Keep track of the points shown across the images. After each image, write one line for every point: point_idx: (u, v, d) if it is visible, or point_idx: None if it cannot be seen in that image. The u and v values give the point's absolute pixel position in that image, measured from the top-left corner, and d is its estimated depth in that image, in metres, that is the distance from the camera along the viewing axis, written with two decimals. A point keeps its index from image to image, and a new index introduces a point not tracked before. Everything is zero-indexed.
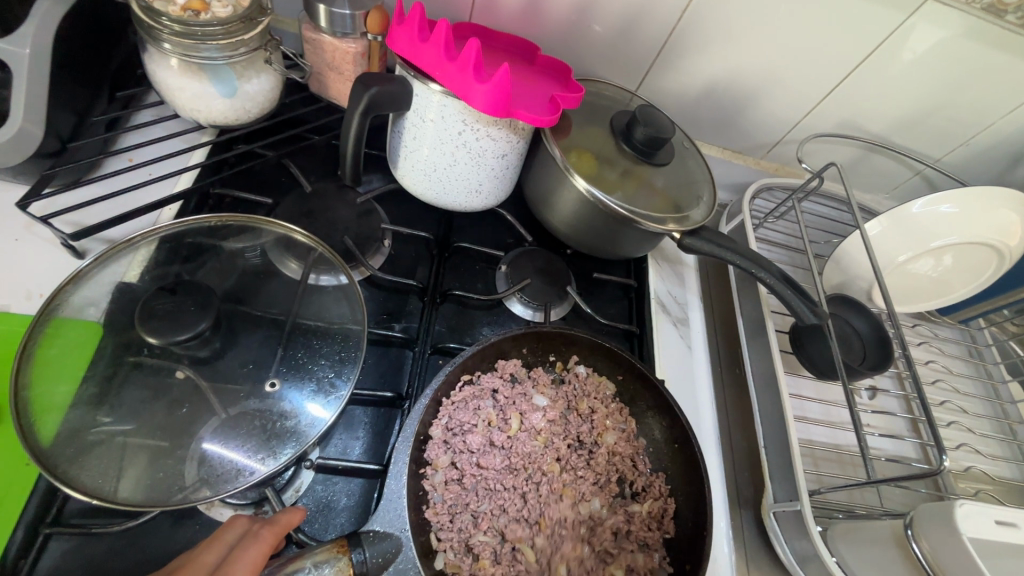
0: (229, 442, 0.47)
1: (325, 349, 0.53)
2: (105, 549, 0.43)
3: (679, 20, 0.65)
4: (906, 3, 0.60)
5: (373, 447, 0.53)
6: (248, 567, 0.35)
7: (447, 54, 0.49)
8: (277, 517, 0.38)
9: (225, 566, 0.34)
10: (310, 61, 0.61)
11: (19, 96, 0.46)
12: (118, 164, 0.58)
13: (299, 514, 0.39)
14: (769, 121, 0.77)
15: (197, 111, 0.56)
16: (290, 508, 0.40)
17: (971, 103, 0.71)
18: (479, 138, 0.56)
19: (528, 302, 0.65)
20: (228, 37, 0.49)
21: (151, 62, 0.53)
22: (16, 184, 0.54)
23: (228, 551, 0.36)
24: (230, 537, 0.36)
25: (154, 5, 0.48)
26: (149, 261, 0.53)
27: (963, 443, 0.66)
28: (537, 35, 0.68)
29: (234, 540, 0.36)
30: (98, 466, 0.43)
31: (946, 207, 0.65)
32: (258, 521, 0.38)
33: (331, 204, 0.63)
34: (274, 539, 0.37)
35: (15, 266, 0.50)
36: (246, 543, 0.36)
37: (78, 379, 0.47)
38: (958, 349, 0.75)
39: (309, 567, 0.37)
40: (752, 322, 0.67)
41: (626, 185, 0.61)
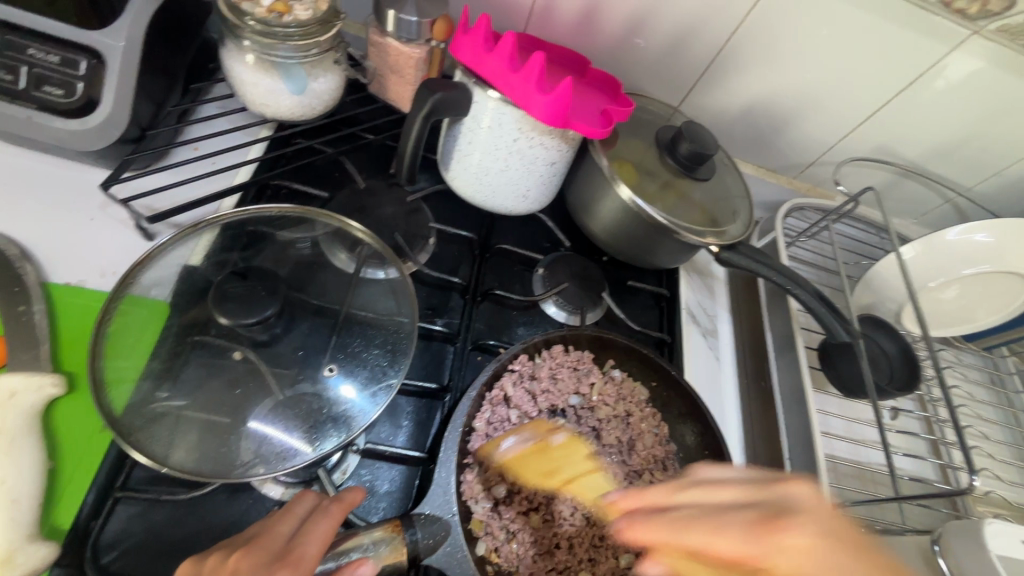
0: (286, 422, 0.49)
1: (376, 339, 0.56)
2: (167, 516, 0.46)
3: (727, 41, 0.67)
4: (952, 36, 0.62)
5: (416, 436, 0.56)
6: (320, 539, 0.37)
7: (511, 65, 0.52)
8: (342, 495, 0.40)
9: (299, 539, 0.37)
10: (372, 63, 0.64)
11: (110, 85, 0.49)
12: (185, 153, 0.61)
13: (361, 493, 0.41)
14: (805, 143, 0.79)
15: (265, 106, 0.59)
16: (353, 487, 0.42)
17: (1007, 136, 0.72)
18: (532, 146, 0.58)
19: (563, 305, 0.67)
20: (305, 39, 0.51)
21: (228, 58, 0.55)
22: (93, 166, 0.57)
23: (300, 525, 0.38)
24: (301, 510, 0.39)
25: (241, 5, 0.51)
26: (213, 247, 0.55)
27: (983, 467, 0.67)
28: (586, 48, 0.70)
29: (304, 513, 0.39)
30: (164, 438, 0.46)
31: (980, 236, 0.66)
32: (324, 498, 0.40)
33: (381, 201, 0.66)
34: (340, 515, 0.39)
35: (90, 244, 0.53)
36: (317, 517, 0.38)
37: (146, 354, 0.49)
38: (980, 376, 0.77)
39: (368, 544, 0.40)
40: (781, 339, 0.69)
41: (666, 197, 0.64)
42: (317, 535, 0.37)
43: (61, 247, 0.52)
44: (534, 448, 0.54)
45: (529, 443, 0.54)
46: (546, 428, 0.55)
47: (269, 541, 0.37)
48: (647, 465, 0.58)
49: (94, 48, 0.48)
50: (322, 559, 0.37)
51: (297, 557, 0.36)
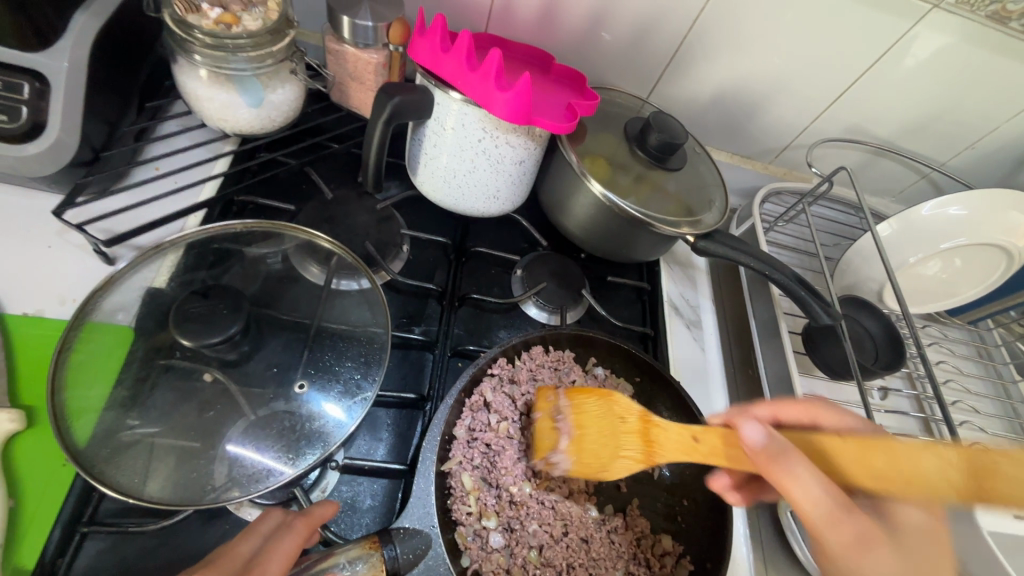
0: (258, 443, 0.48)
1: (349, 352, 0.54)
2: (138, 547, 0.44)
3: (690, 28, 0.66)
4: (913, 12, 0.62)
5: (396, 448, 0.54)
6: (284, 557, 0.36)
7: (469, 64, 0.51)
8: (312, 510, 0.40)
9: (261, 557, 0.36)
10: (332, 71, 0.63)
11: (57, 108, 0.48)
12: (146, 173, 0.59)
13: (332, 508, 0.41)
14: (777, 127, 0.78)
15: (224, 120, 0.57)
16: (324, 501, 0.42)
17: (976, 108, 0.72)
18: (498, 145, 0.58)
19: (543, 305, 0.66)
20: (256, 49, 0.51)
21: (181, 73, 0.54)
22: (49, 192, 0.55)
23: (264, 542, 0.37)
24: (264, 528, 0.38)
25: (187, 18, 0.49)
26: (177, 267, 0.54)
27: (976, 442, 0.67)
28: (550, 44, 0.69)
29: (269, 530, 0.38)
30: (133, 467, 0.44)
31: (954, 210, 0.66)
32: (291, 514, 0.39)
33: (351, 210, 0.65)
34: (306, 532, 0.38)
35: (48, 272, 0.52)
36: (282, 534, 0.37)
37: (110, 382, 0.48)
38: (967, 349, 0.76)
39: (343, 563, 0.38)
40: (765, 325, 0.68)
41: (639, 190, 0.63)
42: (282, 552, 0.36)
43: (18, 277, 0.51)
44: (551, 442, 0.50)
45: (567, 439, 0.49)
46: (551, 403, 0.52)
47: (226, 562, 0.35)
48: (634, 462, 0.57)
49: (36, 70, 0.47)
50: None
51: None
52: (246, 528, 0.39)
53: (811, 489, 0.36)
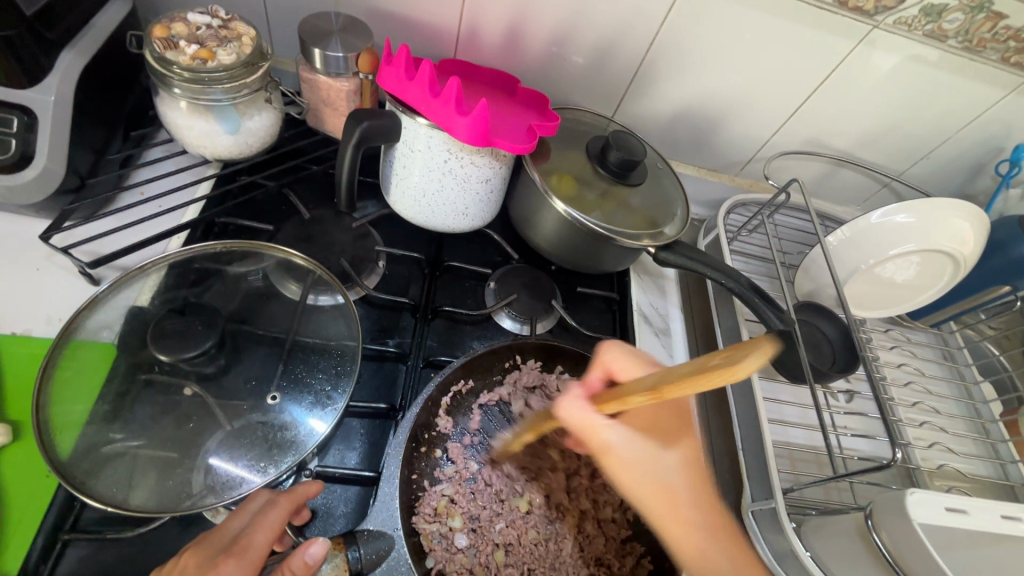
0: (233, 453, 0.50)
1: (322, 364, 0.57)
2: (118, 554, 0.46)
3: (647, 51, 0.70)
4: (855, 32, 0.65)
5: (369, 456, 0.56)
6: (267, 531, 0.40)
7: (431, 91, 0.54)
8: (294, 488, 0.43)
9: (247, 530, 0.40)
10: (307, 99, 0.66)
11: (44, 139, 0.51)
12: (131, 198, 0.63)
13: (315, 486, 0.43)
14: (739, 141, 0.82)
15: (204, 147, 0.61)
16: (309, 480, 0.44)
17: (927, 120, 0.75)
18: (463, 166, 0.61)
19: (515, 316, 0.68)
20: (232, 81, 0.54)
21: (162, 105, 0.58)
22: (38, 218, 0.58)
23: (250, 518, 0.41)
24: (253, 505, 0.42)
25: (166, 54, 0.52)
26: (159, 286, 0.57)
27: (937, 442, 0.69)
28: (517, 67, 0.73)
29: (257, 506, 0.42)
30: (113, 477, 0.47)
31: (900, 217, 0.69)
32: (276, 491, 0.43)
33: (328, 229, 0.68)
34: (290, 505, 0.42)
35: (36, 294, 0.55)
36: (266, 509, 0.41)
37: (93, 397, 0.50)
38: (931, 352, 0.79)
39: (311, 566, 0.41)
40: (729, 332, 0.70)
41: (603, 204, 0.66)
42: (263, 529, 0.40)
43: (7, 299, 0.54)
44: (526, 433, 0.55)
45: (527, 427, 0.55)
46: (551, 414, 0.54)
47: (218, 536, 0.40)
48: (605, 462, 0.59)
49: (25, 105, 0.50)
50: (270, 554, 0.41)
51: (243, 547, 0.39)
52: (244, 503, 0.43)
53: (646, 380, 0.37)
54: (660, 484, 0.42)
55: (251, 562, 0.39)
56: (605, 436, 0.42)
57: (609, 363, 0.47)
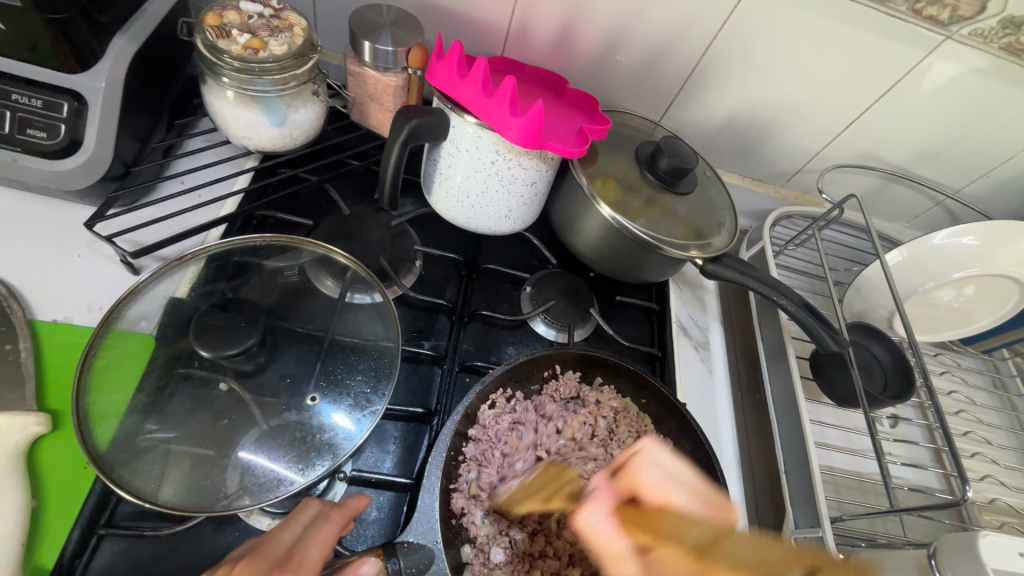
0: (269, 452, 0.49)
1: (361, 365, 0.56)
2: (153, 551, 0.45)
3: (703, 54, 0.68)
4: (925, 42, 0.62)
5: (403, 461, 0.55)
6: (321, 544, 0.39)
7: (485, 90, 0.53)
8: (345, 502, 0.43)
9: (300, 545, 0.39)
10: (352, 93, 0.65)
11: (93, 126, 0.51)
12: (172, 187, 0.62)
13: (365, 500, 0.43)
14: (789, 151, 0.79)
15: (248, 138, 0.60)
16: (356, 493, 0.45)
17: (990, 138, 0.72)
18: (511, 167, 0.59)
19: (552, 323, 0.66)
20: (281, 72, 0.53)
21: (209, 93, 0.57)
22: (81, 204, 0.58)
23: (302, 531, 0.40)
24: (304, 517, 0.41)
25: (217, 43, 0.51)
26: (198, 278, 0.56)
27: (988, 474, 0.66)
28: (565, 67, 0.71)
29: (307, 519, 0.41)
30: (150, 472, 0.46)
31: (967, 239, 0.66)
32: (327, 505, 0.42)
33: (367, 226, 0.66)
34: (342, 520, 0.41)
35: (77, 280, 0.54)
36: (318, 524, 0.40)
37: (131, 387, 0.50)
38: (981, 379, 0.75)
39: None
40: (773, 349, 0.68)
41: (649, 212, 0.64)
42: (318, 542, 0.39)
43: (48, 285, 0.53)
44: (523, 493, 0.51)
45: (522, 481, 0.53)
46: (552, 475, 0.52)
47: (272, 546, 0.39)
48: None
49: (75, 90, 0.50)
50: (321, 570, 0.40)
51: (297, 563, 0.38)
52: (290, 514, 0.42)
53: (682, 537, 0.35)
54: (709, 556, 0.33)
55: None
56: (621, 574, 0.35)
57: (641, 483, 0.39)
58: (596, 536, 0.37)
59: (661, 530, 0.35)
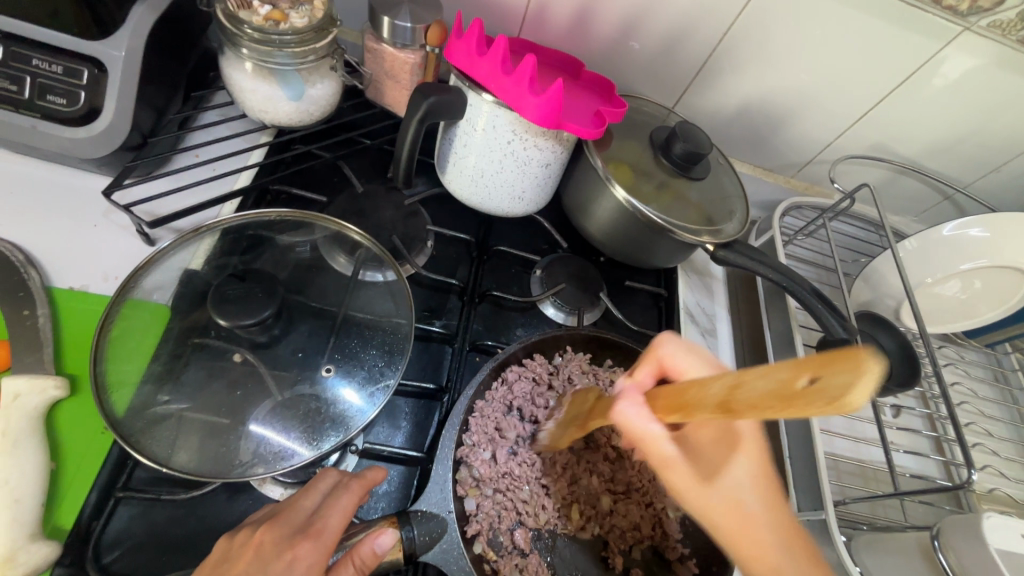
0: (282, 423, 0.50)
1: (375, 340, 0.56)
2: (167, 516, 0.46)
3: (720, 41, 0.67)
4: (944, 32, 0.62)
5: (414, 436, 0.56)
6: (341, 512, 0.40)
7: (504, 68, 0.53)
8: (364, 473, 0.43)
9: (321, 512, 0.40)
10: (369, 69, 0.65)
11: (112, 95, 0.51)
12: (187, 160, 0.62)
13: (382, 472, 0.44)
14: (800, 141, 0.79)
15: (264, 112, 0.60)
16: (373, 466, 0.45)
17: (1002, 133, 0.72)
18: (526, 148, 0.59)
19: (561, 306, 0.67)
20: (301, 46, 0.53)
21: (227, 65, 0.57)
22: (97, 173, 0.58)
23: (322, 499, 0.41)
24: (323, 486, 0.42)
25: (238, 13, 0.51)
26: (213, 250, 0.56)
27: (987, 465, 0.66)
28: (580, 50, 0.71)
29: (327, 488, 0.42)
30: (166, 438, 0.47)
31: (976, 231, 0.67)
32: (346, 475, 0.43)
33: (379, 204, 0.66)
34: (361, 490, 0.42)
35: (92, 249, 0.54)
36: (338, 493, 0.41)
37: (147, 356, 0.50)
38: (983, 373, 0.76)
39: (377, 552, 0.40)
40: (780, 337, 0.68)
41: (662, 197, 0.64)
42: (338, 509, 0.40)
43: (63, 253, 0.53)
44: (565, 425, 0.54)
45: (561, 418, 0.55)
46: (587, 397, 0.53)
47: (292, 515, 0.40)
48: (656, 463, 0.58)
49: (96, 58, 0.50)
50: (339, 539, 0.40)
51: (319, 529, 0.39)
52: (309, 483, 0.43)
53: (710, 386, 0.34)
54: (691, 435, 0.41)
55: (325, 544, 0.38)
56: (663, 449, 0.37)
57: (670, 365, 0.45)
58: (632, 426, 0.38)
59: (681, 399, 0.35)
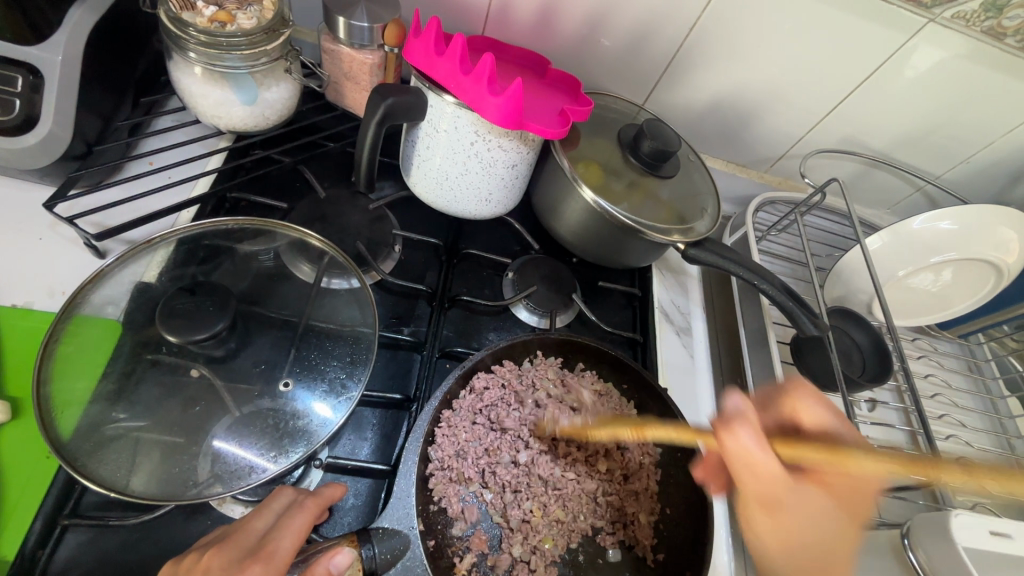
0: (240, 440, 0.48)
1: (337, 351, 0.54)
2: (120, 541, 0.44)
3: (687, 36, 0.66)
4: (908, 25, 0.62)
5: (381, 448, 0.54)
6: (296, 532, 0.38)
7: (462, 68, 0.51)
8: (320, 491, 0.42)
9: (274, 532, 0.38)
10: (328, 71, 0.63)
11: (50, 102, 0.48)
12: (139, 168, 0.60)
13: (340, 489, 0.43)
14: (772, 137, 0.79)
15: (218, 117, 0.58)
16: (331, 484, 0.44)
17: (970, 123, 0.72)
18: (491, 149, 0.58)
19: (533, 308, 0.65)
20: (250, 48, 0.51)
21: (176, 69, 0.55)
22: (43, 185, 0.56)
23: (277, 518, 0.39)
24: (277, 505, 0.40)
25: (182, 15, 0.49)
26: (167, 262, 0.54)
27: (962, 456, 0.67)
28: (547, 47, 0.69)
29: (280, 508, 0.40)
30: (116, 460, 0.45)
31: (945, 224, 0.67)
32: (302, 493, 0.42)
33: (344, 210, 0.65)
34: (316, 509, 0.40)
35: (38, 265, 0.52)
36: (293, 511, 0.40)
37: (96, 375, 0.48)
38: (957, 363, 0.76)
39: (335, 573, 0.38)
40: (754, 335, 0.68)
41: (632, 196, 0.63)
42: (293, 529, 0.38)
43: (7, 269, 0.51)
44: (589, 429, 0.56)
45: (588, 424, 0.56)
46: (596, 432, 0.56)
47: (244, 536, 0.39)
48: (630, 466, 0.58)
49: (30, 63, 0.48)
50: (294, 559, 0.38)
51: (271, 550, 0.37)
52: (262, 502, 0.42)
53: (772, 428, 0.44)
54: (786, 491, 0.38)
55: (277, 566, 0.37)
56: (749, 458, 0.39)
57: (800, 413, 0.44)
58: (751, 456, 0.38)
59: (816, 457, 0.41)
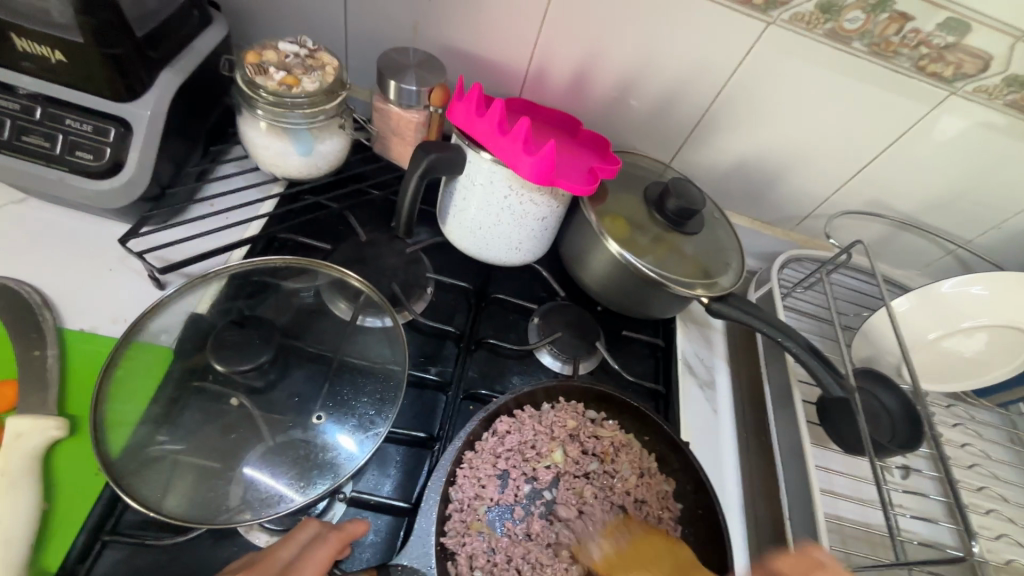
0: (271, 470, 0.50)
1: (367, 387, 0.57)
2: (153, 560, 0.46)
3: (713, 102, 0.70)
4: (931, 96, 0.64)
5: (403, 485, 0.55)
6: (318, 563, 0.40)
7: (500, 129, 0.56)
8: (344, 526, 0.43)
9: (298, 563, 0.40)
10: (376, 127, 0.69)
11: (135, 151, 0.55)
12: (201, 209, 0.66)
13: (363, 525, 0.44)
14: (797, 196, 0.80)
15: (276, 166, 0.64)
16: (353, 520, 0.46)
17: (1000, 190, 0.73)
18: (523, 202, 0.61)
19: (557, 354, 0.67)
20: (311, 107, 0.57)
21: (244, 124, 0.61)
22: (117, 222, 0.62)
23: (301, 550, 0.41)
24: (303, 537, 0.42)
25: (256, 79, 0.55)
26: (219, 296, 0.58)
27: (1004, 533, 0.63)
28: (579, 108, 0.74)
29: (306, 540, 0.42)
30: (157, 481, 0.47)
31: (976, 288, 0.67)
32: (327, 526, 0.43)
33: (381, 252, 0.69)
34: (339, 544, 0.42)
35: (105, 294, 0.57)
36: (316, 544, 0.41)
37: (146, 399, 0.51)
38: (997, 434, 0.74)
39: None
40: (779, 393, 0.67)
41: (657, 250, 0.65)
42: (314, 560, 0.40)
43: (78, 296, 0.56)
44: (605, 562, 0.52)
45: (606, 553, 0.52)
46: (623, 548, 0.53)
47: (269, 566, 0.40)
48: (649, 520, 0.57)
49: (123, 117, 0.54)
50: None
51: None
52: (289, 533, 0.43)
53: None
54: None
55: None
56: None
57: None
58: None
59: None
